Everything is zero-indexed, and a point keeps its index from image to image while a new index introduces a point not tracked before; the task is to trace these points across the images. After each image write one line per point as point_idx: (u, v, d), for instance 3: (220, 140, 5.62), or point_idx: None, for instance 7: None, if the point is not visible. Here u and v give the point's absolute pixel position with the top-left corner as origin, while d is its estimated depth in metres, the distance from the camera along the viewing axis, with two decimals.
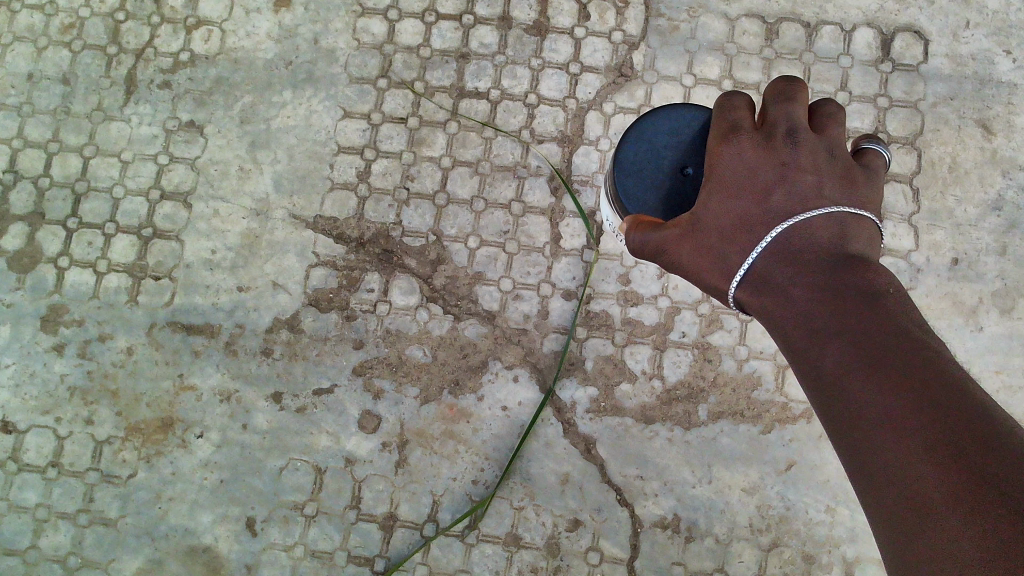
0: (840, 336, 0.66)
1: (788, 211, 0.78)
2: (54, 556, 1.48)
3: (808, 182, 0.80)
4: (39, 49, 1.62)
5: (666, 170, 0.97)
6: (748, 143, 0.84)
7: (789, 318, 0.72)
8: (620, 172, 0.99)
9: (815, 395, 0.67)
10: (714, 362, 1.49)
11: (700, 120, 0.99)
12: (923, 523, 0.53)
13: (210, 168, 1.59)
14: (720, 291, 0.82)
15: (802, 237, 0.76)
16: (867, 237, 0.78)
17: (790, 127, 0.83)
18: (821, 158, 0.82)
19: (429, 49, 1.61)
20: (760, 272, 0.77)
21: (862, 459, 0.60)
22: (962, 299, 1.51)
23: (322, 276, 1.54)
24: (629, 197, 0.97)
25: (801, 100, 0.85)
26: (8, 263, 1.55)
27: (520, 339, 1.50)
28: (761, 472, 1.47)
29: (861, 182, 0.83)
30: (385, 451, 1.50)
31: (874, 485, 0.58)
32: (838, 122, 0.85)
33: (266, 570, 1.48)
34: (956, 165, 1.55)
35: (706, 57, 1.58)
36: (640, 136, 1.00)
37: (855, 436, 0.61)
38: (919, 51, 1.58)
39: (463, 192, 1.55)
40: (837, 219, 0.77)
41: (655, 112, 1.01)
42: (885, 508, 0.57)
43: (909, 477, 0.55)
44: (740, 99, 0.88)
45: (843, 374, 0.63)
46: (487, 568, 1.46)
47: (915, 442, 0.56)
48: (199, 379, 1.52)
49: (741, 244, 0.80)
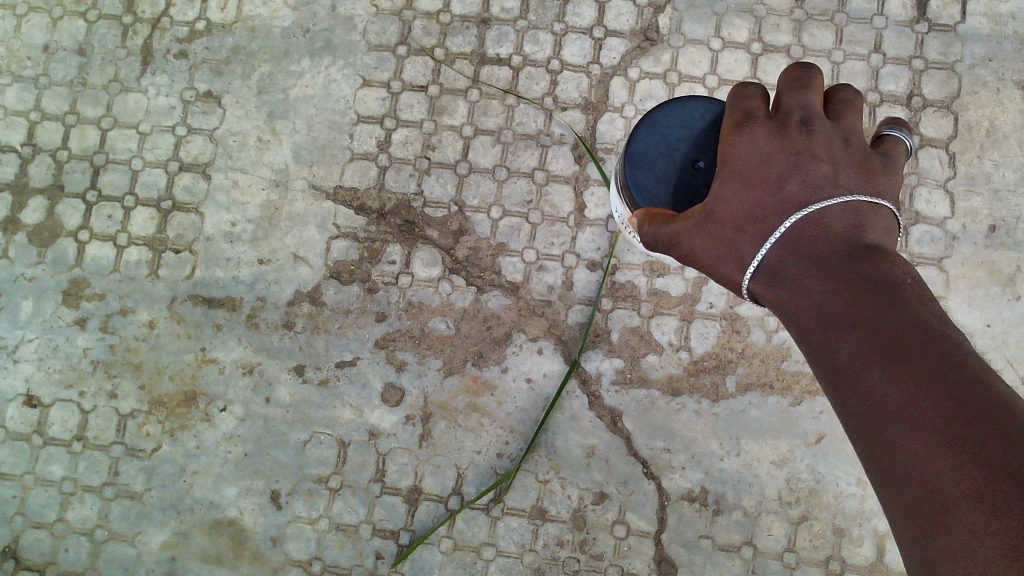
0: (856, 328, 0.62)
1: (803, 200, 0.74)
2: (81, 529, 1.49)
3: (823, 171, 0.75)
4: (54, 19, 1.60)
5: (678, 163, 0.91)
6: (761, 131, 0.79)
7: (803, 310, 0.68)
8: (630, 165, 0.93)
9: (830, 387, 0.63)
10: (743, 333, 1.46)
11: (713, 112, 0.93)
12: (943, 525, 0.51)
13: (229, 140, 1.57)
14: (731, 282, 0.78)
15: (817, 227, 0.72)
16: (884, 226, 0.73)
17: (805, 115, 0.78)
18: (838, 147, 0.77)
19: (450, 14, 1.57)
20: (772, 265, 0.73)
21: (879, 455, 0.57)
22: (1000, 268, 1.47)
23: (343, 248, 1.52)
24: (638, 190, 0.92)
25: (816, 88, 0.80)
26: (28, 238, 1.54)
27: (544, 311, 1.48)
28: (791, 445, 1.45)
29: (879, 171, 0.77)
30: (409, 424, 1.48)
31: (891, 483, 0.55)
32: (854, 110, 0.81)
33: (292, 544, 1.48)
34: (995, 129, 1.50)
35: (734, 19, 1.54)
36: (652, 127, 0.94)
37: (872, 431, 0.58)
38: (957, 10, 1.53)
39: (485, 161, 1.52)
40: (854, 207, 0.72)
41: (666, 104, 0.95)
42: (905, 506, 0.54)
43: (931, 475, 0.52)
44: (754, 89, 0.83)
45: (859, 367, 0.60)
46: (512, 541, 1.45)
47: (933, 438, 0.53)
48: (221, 352, 1.51)
49: (754, 236, 0.75)
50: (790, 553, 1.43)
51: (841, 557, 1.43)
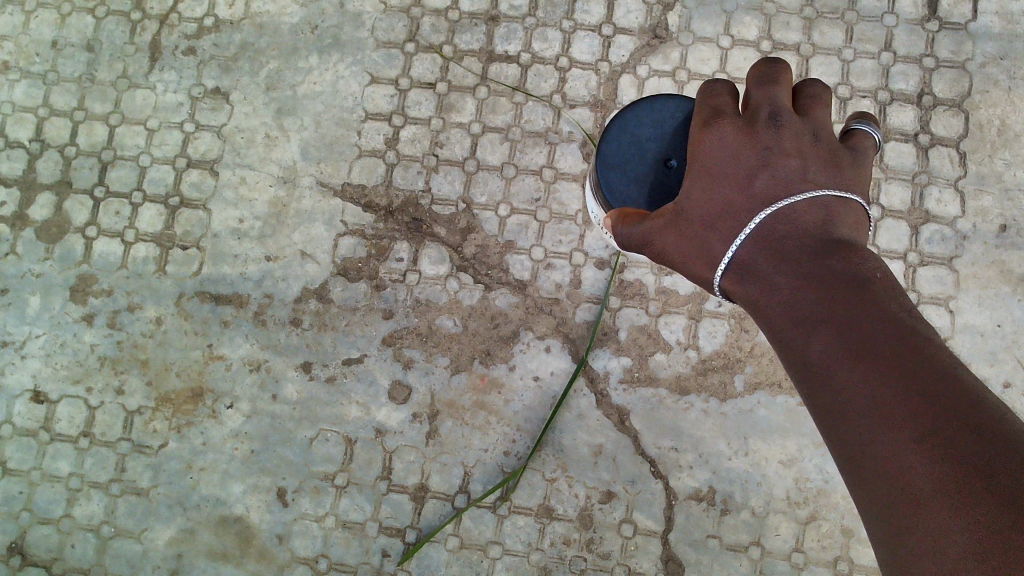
0: (827, 323, 0.60)
1: (772, 196, 0.72)
2: (88, 525, 1.49)
3: (792, 166, 0.74)
4: (63, 15, 1.60)
5: (650, 162, 0.90)
6: (730, 127, 0.77)
7: (776, 306, 0.66)
8: (602, 167, 0.92)
9: (802, 385, 0.61)
10: (751, 333, 1.45)
11: (684, 111, 0.93)
12: (915, 520, 0.49)
13: (236, 136, 1.56)
14: (703, 279, 0.77)
15: (787, 224, 0.71)
16: (854, 221, 0.72)
17: (773, 110, 0.77)
18: (807, 141, 0.76)
19: (458, 12, 1.57)
20: (743, 261, 0.72)
21: (850, 453, 0.55)
22: (1010, 268, 1.46)
23: (350, 245, 1.52)
24: (611, 192, 0.91)
25: (784, 83, 0.78)
26: (36, 233, 1.54)
27: (552, 309, 1.47)
28: (799, 444, 1.44)
29: (848, 165, 0.76)
30: (416, 421, 1.48)
31: (864, 481, 0.54)
32: (824, 103, 0.80)
33: (298, 541, 1.48)
34: (1006, 128, 1.49)
35: (744, 17, 1.53)
36: (623, 126, 0.94)
37: (842, 428, 0.56)
38: (967, 9, 1.52)
39: (494, 158, 1.52)
40: (822, 202, 0.71)
41: (636, 104, 0.95)
42: (876, 505, 0.52)
43: (900, 469, 0.50)
44: (722, 85, 0.82)
45: (830, 364, 0.58)
46: (519, 540, 1.45)
47: (903, 432, 0.51)
48: (229, 349, 1.51)
49: (723, 233, 0.74)
50: (798, 553, 1.42)
51: (849, 557, 1.42)
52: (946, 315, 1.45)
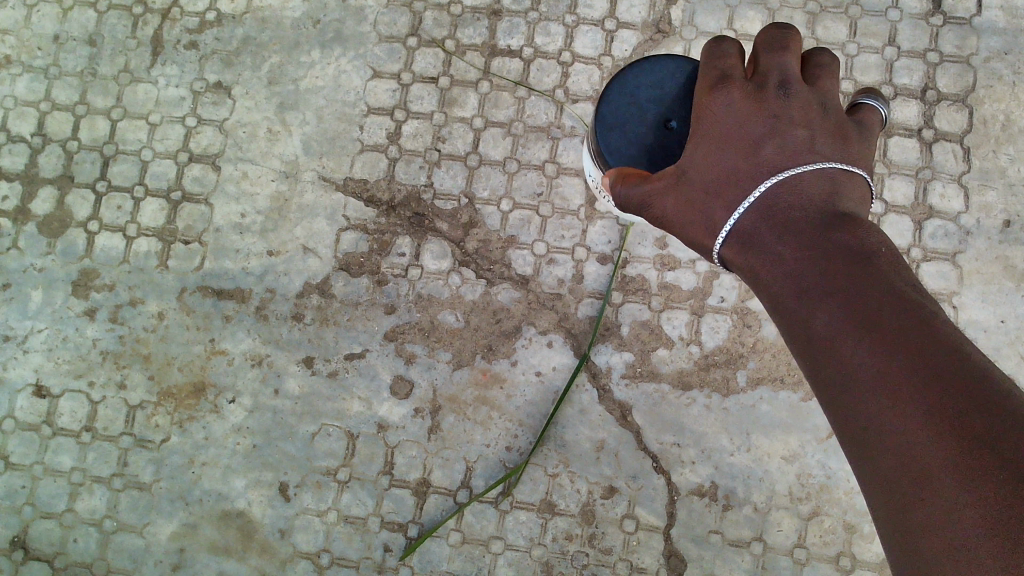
0: (831, 297, 0.59)
1: (778, 164, 0.72)
2: (90, 519, 1.49)
3: (799, 135, 0.74)
4: (64, 10, 1.60)
5: (650, 124, 0.90)
6: (737, 93, 0.77)
7: (778, 279, 0.65)
8: (601, 128, 0.92)
9: (803, 357, 0.61)
10: (754, 328, 1.45)
11: (684, 73, 0.92)
12: (921, 493, 0.49)
13: (238, 130, 1.56)
14: (703, 245, 0.77)
15: (792, 193, 0.70)
16: (859, 194, 0.72)
17: (781, 79, 0.77)
18: (814, 112, 0.76)
19: (461, 6, 1.56)
20: (745, 230, 0.71)
21: (853, 426, 0.55)
22: (1014, 264, 1.45)
23: (352, 240, 1.51)
24: (611, 152, 0.90)
25: (793, 51, 0.79)
26: (38, 228, 1.54)
27: (554, 305, 1.47)
28: (801, 440, 1.44)
29: (854, 138, 0.76)
30: (418, 416, 1.48)
31: (868, 453, 0.53)
32: (831, 75, 0.80)
33: (300, 536, 1.48)
34: (1010, 122, 1.49)
35: (747, 11, 1.53)
36: (622, 87, 0.93)
37: (846, 401, 0.55)
38: (972, 3, 1.51)
39: (496, 153, 1.52)
40: (829, 173, 0.71)
41: (636, 65, 0.94)
42: (880, 478, 0.52)
43: (907, 442, 0.50)
44: (731, 47, 0.81)
45: (834, 337, 0.57)
46: (521, 534, 1.45)
47: (909, 404, 0.50)
48: (231, 344, 1.51)
49: (727, 199, 0.73)
50: (800, 549, 1.43)
51: (851, 553, 1.42)
52: (949, 311, 1.45)
